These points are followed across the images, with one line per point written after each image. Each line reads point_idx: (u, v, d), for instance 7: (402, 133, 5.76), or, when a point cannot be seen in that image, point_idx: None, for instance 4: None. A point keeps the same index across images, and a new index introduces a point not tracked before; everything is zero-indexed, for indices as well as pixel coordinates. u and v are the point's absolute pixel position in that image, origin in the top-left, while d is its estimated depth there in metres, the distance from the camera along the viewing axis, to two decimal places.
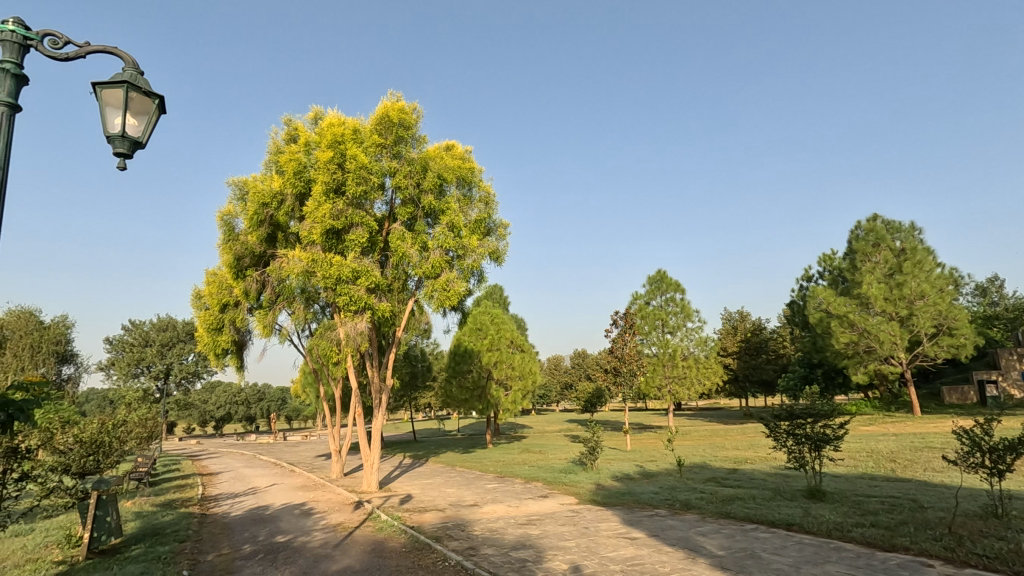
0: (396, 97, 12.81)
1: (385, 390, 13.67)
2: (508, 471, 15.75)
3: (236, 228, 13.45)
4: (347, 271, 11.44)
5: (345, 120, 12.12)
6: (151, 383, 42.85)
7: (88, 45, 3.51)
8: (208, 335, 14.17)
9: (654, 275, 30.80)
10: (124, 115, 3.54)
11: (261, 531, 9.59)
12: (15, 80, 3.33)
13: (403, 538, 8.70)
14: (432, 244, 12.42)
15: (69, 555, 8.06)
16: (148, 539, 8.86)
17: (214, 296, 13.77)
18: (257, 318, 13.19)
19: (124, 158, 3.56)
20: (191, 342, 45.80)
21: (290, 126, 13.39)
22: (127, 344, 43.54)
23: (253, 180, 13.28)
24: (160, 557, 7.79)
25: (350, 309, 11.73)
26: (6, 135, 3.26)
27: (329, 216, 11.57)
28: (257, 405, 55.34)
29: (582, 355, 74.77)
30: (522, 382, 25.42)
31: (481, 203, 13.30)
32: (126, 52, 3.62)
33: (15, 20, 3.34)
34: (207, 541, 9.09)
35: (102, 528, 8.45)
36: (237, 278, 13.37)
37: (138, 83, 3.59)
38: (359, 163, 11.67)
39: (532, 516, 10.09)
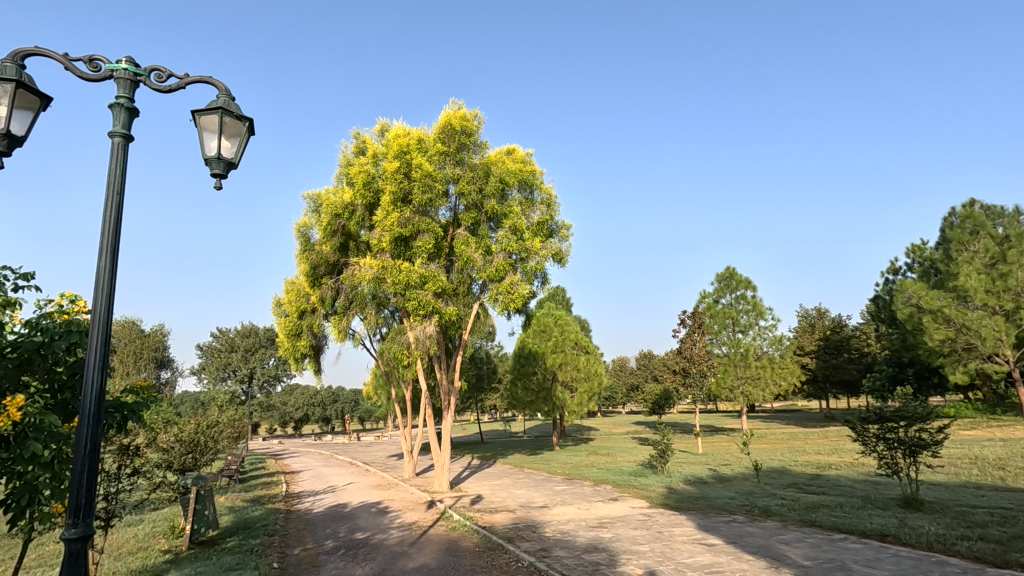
0: (457, 105, 13.09)
1: (453, 392, 13.94)
2: (576, 473, 15.66)
3: (312, 239, 14.19)
4: (415, 276, 11.80)
5: (410, 130, 12.48)
6: (236, 386, 45.89)
7: (187, 77, 3.80)
8: (289, 341, 15.02)
9: (722, 272, 29.69)
10: (219, 138, 3.80)
11: (342, 528, 10.03)
12: (127, 112, 3.67)
13: (477, 538, 8.85)
14: (496, 248, 12.55)
15: (174, 545, 8.79)
16: (241, 532, 9.49)
17: (294, 303, 14.59)
18: (332, 323, 13.83)
19: (220, 178, 3.82)
20: (271, 347, 48.70)
21: (358, 139, 13.98)
22: (215, 349, 46.97)
23: (326, 192, 13.95)
24: (252, 550, 8.33)
25: (419, 313, 12.06)
26: (122, 163, 3.61)
27: (397, 225, 12.00)
28: (333, 406, 57.87)
29: (649, 355, 73.10)
30: (588, 383, 25.18)
31: (543, 205, 13.34)
32: (220, 81, 3.90)
33: (127, 59, 3.68)
34: (293, 535, 9.61)
35: (201, 520, 9.15)
36: (313, 285, 14.05)
37: (231, 108, 3.85)
38: (424, 171, 12.01)
39: (604, 519, 9.97)
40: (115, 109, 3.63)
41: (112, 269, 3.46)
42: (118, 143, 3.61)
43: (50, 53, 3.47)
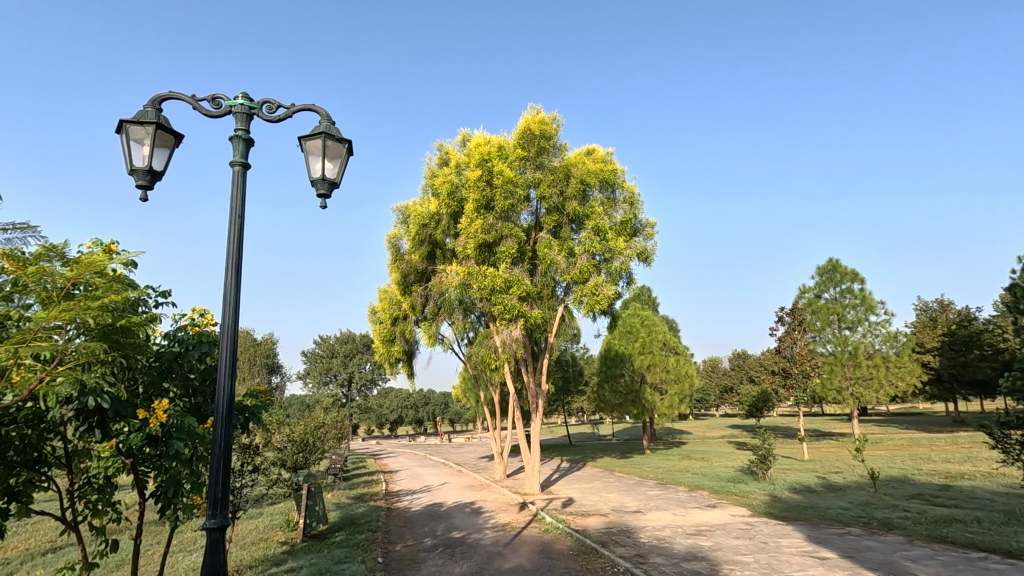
0: (535, 110, 13.19)
1: (541, 395, 14.01)
2: (670, 477, 15.16)
3: (401, 249, 14.85)
4: (500, 281, 12.02)
5: (490, 139, 12.75)
6: (337, 389, 48.92)
7: (294, 106, 4.11)
8: (384, 346, 15.81)
9: (824, 265, 27.59)
10: (322, 161, 4.08)
11: (439, 526, 10.40)
12: (244, 143, 4.05)
13: (570, 541, 8.83)
14: (579, 250, 12.49)
15: (290, 537, 9.53)
16: (348, 527, 10.12)
17: (387, 311, 15.33)
18: (423, 329, 14.38)
19: (325, 198, 4.10)
20: (367, 352, 51.39)
21: (441, 150, 14.47)
22: (318, 355, 50.40)
23: (413, 204, 14.56)
24: (359, 544, 8.85)
25: (505, 317, 12.23)
26: (241, 190, 3.99)
27: (481, 231, 12.29)
28: (425, 409, 59.98)
29: (743, 355, 69.38)
30: (679, 386, 24.30)
31: (626, 204, 13.11)
32: (321, 107, 4.18)
33: (243, 95, 4.06)
34: (395, 532, 10.10)
35: (313, 515, 9.85)
36: (404, 293, 14.68)
37: (332, 132, 4.12)
38: (506, 178, 12.21)
39: (702, 526, 9.58)
40: (234, 141, 4.02)
41: (237, 284, 3.82)
42: (238, 171, 4.00)
43: (180, 96, 3.90)
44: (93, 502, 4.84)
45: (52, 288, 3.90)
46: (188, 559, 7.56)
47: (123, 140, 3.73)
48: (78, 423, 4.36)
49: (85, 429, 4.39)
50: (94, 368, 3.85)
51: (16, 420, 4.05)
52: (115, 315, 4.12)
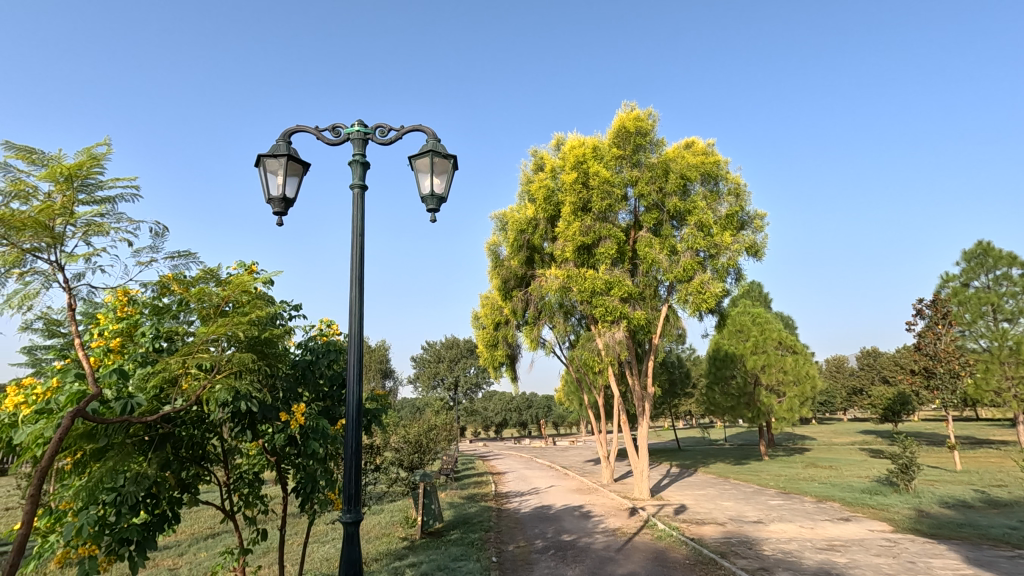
0: (630, 107, 12.94)
1: (647, 398, 13.63)
2: (793, 486, 14.08)
3: (501, 255, 15.18)
4: (600, 282, 11.91)
5: (585, 140, 12.69)
6: (445, 393, 51.03)
7: (402, 127, 4.33)
8: (488, 351, 16.22)
9: (971, 248, 24.26)
10: (431, 177, 4.27)
11: (549, 529, 10.48)
12: (361, 166, 4.38)
13: (686, 549, 8.51)
14: (682, 247, 12.05)
15: (409, 533, 10.09)
16: (462, 526, 10.50)
17: (490, 316, 15.74)
18: (525, 333, 14.55)
19: (434, 213, 4.30)
20: (471, 357, 52.94)
21: (536, 156, 14.62)
22: (426, 360, 52.89)
23: (510, 210, 14.84)
24: (473, 543, 9.15)
25: (606, 319, 12.05)
26: (360, 210, 4.32)
27: (579, 234, 12.25)
28: (528, 412, 60.57)
29: (873, 353, 62.72)
30: (799, 388, 22.52)
31: (731, 196, 12.46)
32: (428, 126, 4.38)
33: (358, 122, 4.38)
34: (506, 532, 10.32)
35: (429, 513, 10.34)
36: (505, 298, 14.95)
37: (439, 149, 4.30)
38: (602, 178, 12.07)
39: (834, 541, 8.80)
40: (353, 166, 4.36)
41: (360, 298, 4.14)
42: (357, 193, 4.33)
43: (306, 128, 4.29)
44: (246, 494, 5.45)
45: (208, 305, 4.44)
46: (322, 550, 8.25)
47: (262, 172, 4.19)
48: (233, 425, 4.94)
49: (239, 430, 4.96)
50: (245, 376, 4.33)
51: (184, 421, 4.67)
52: (260, 328, 4.62)
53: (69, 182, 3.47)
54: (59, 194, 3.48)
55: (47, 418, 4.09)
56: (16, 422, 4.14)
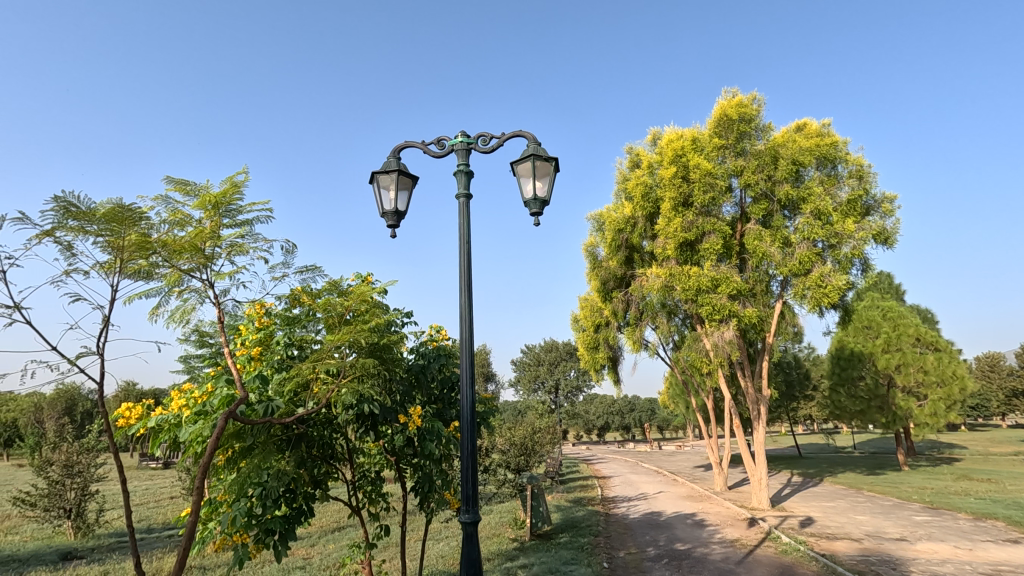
0: (732, 93, 12.26)
1: (763, 401, 12.76)
2: (942, 501, 12.48)
3: (599, 256, 14.96)
4: (706, 280, 11.35)
5: (683, 133, 12.23)
6: (545, 396, 51.25)
7: (504, 134, 4.38)
8: (588, 353, 16.03)
9: None
10: (533, 181, 4.29)
11: (661, 536, 10.12)
12: (466, 176, 4.50)
13: (816, 566, 7.83)
14: (796, 238, 11.19)
15: (519, 534, 10.22)
16: (571, 530, 10.44)
17: (590, 318, 15.56)
18: (627, 335, 14.20)
19: (538, 217, 4.28)
20: (571, 360, 52.64)
21: (632, 153, 14.30)
22: (526, 363, 53.65)
23: (607, 210, 14.62)
24: (583, 547, 9.06)
25: (714, 318, 11.45)
26: (466, 218, 4.44)
27: (681, 230, 11.77)
28: (631, 415, 59.15)
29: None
30: (943, 390, 19.97)
31: (853, 179, 11.37)
32: (528, 131, 4.41)
33: (461, 133, 4.51)
34: (616, 538, 10.11)
35: (538, 515, 10.41)
36: (605, 300, 14.69)
37: (540, 153, 4.30)
38: (704, 170, 11.52)
39: (1002, 565, 7.66)
40: (458, 176, 4.49)
41: (469, 303, 4.24)
42: (462, 203, 4.46)
43: (414, 143, 4.49)
44: (369, 492, 5.80)
45: (333, 314, 4.80)
46: (438, 548, 8.60)
47: (376, 189, 4.45)
48: (356, 426, 5.28)
49: (363, 431, 5.30)
50: (368, 381, 4.62)
51: (315, 423, 5.06)
52: (378, 334, 4.92)
53: (216, 209, 3.92)
54: (207, 220, 3.92)
55: (203, 418, 4.62)
56: (180, 422, 4.71)
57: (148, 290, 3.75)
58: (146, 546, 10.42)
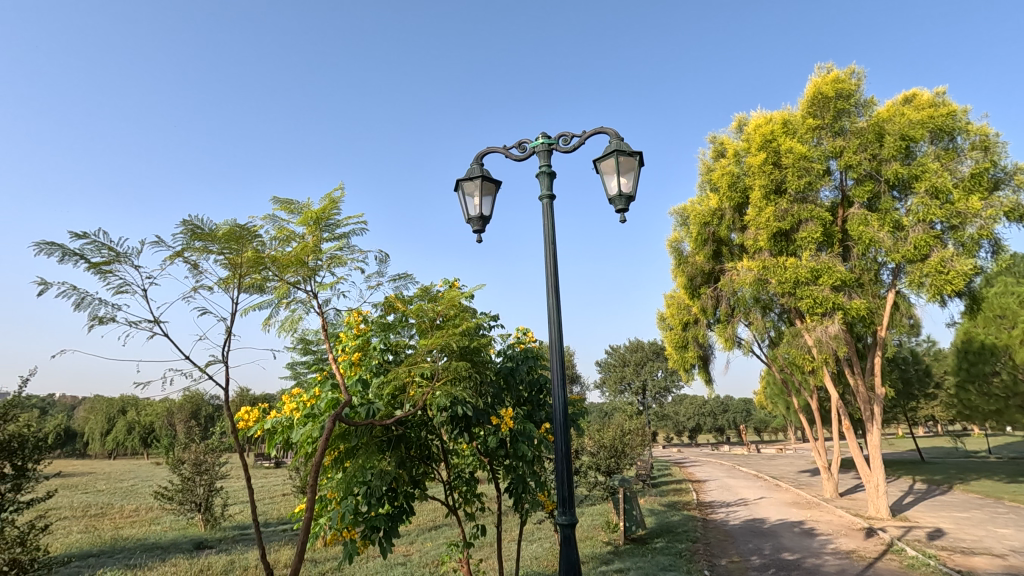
0: (826, 69, 11.42)
1: (876, 401, 11.69)
2: None
3: (684, 251, 14.43)
4: (804, 271, 10.61)
5: (772, 116, 11.55)
6: (632, 397, 50.12)
7: (585, 132, 4.31)
8: (677, 352, 15.45)
9: None
10: (617, 177, 4.20)
11: (766, 545, 9.55)
12: (549, 177, 4.48)
13: None
14: (909, 220, 10.18)
15: (613, 538, 10.07)
16: (667, 535, 10.11)
17: (677, 316, 15.03)
18: (718, 332, 13.55)
19: (623, 213, 4.19)
20: (658, 360, 51.10)
21: (715, 142, 13.71)
22: (612, 364, 52.95)
23: (691, 203, 14.10)
24: (682, 554, 8.74)
25: (815, 312, 10.67)
26: (551, 220, 4.43)
27: (774, 219, 11.09)
28: (724, 416, 56.49)
29: None
30: None
31: (976, 151, 10.18)
32: (611, 127, 4.32)
33: (542, 135, 4.52)
34: (716, 545, 9.66)
35: (631, 519, 10.19)
36: (693, 297, 14.12)
37: (623, 148, 4.20)
38: (798, 153, 10.80)
39: None
40: (541, 177, 4.49)
41: (558, 303, 4.21)
42: (546, 204, 4.45)
43: (496, 148, 4.54)
44: (464, 492, 5.95)
45: (425, 319, 4.95)
46: (531, 549, 8.67)
47: (462, 197, 4.56)
48: (451, 427, 5.42)
49: (457, 432, 5.44)
50: (461, 383, 4.72)
51: (412, 425, 5.26)
52: (468, 337, 5.02)
53: (317, 224, 4.18)
54: (310, 235, 4.19)
55: (312, 420, 4.93)
56: (292, 424, 5.09)
57: (261, 302, 4.07)
58: (265, 538, 11.33)
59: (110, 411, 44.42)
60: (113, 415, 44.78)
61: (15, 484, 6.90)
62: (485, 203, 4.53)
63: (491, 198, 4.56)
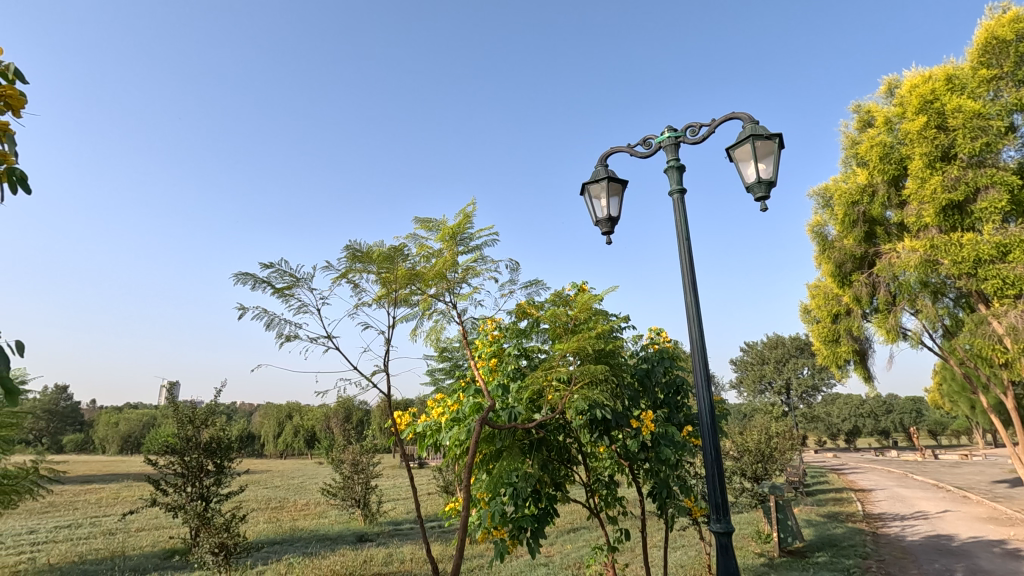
0: (1000, 10, 9.81)
1: None
2: None
3: (829, 236, 13.07)
4: (987, 248, 9.11)
5: (932, 73, 10.16)
6: (775, 397, 46.45)
7: (715, 120, 4.08)
8: (827, 347, 14.00)
9: None
10: (754, 163, 3.93)
11: (957, 566, 8.29)
12: (678, 171, 4.32)
13: None
14: None
15: (766, 549, 9.39)
16: (831, 548, 9.18)
17: (824, 308, 13.65)
18: (877, 324, 12.06)
19: (763, 201, 3.90)
20: (803, 356, 46.74)
21: (860, 111, 12.30)
22: (749, 363, 49.74)
23: (834, 182, 12.78)
24: (851, 571, 7.88)
25: (1006, 294, 9.09)
26: (683, 215, 4.26)
27: (942, 190, 9.68)
28: (888, 418, 50.06)
29: None
30: None
31: None
32: (743, 110, 4.05)
33: (668, 128, 4.37)
34: (893, 563, 8.58)
35: (787, 530, 9.42)
36: (843, 285, 12.72)
37: (759, 131, 3.93)
38: (970, 111, 9.36)
39: None
40: (670, 172, 4.34)
41: (696, 300, 4.03)
42: (677, 199, 4.29)
43: (621, 147, 4.45)
44: (606, 496, 5.89)
45: (559, 324, 5.01)
46: (676, 557, 8.36)
47: (589, 200, 4.57)
48: (590, 431, 5.42)
49: (596, 435, 5.42)
50: (598, 387, 4.69)
51: (552, 428, 5.36)
52: (602, 340, 5.00)
53: (453, 239, 4.44)
54: (447, 250, 4.46)
55: (458, 424, 5.20)
56: (440, 427, 5.43)
57: (408, 315, 4.40)
58: (417, 535, 12.14)
59: (280, 416, 50.59)
60: (283, 420, 50.94)
61: (217, 479, 8.16)
62: (613, 202, 4.48)
63: (619, 196, 4.50)
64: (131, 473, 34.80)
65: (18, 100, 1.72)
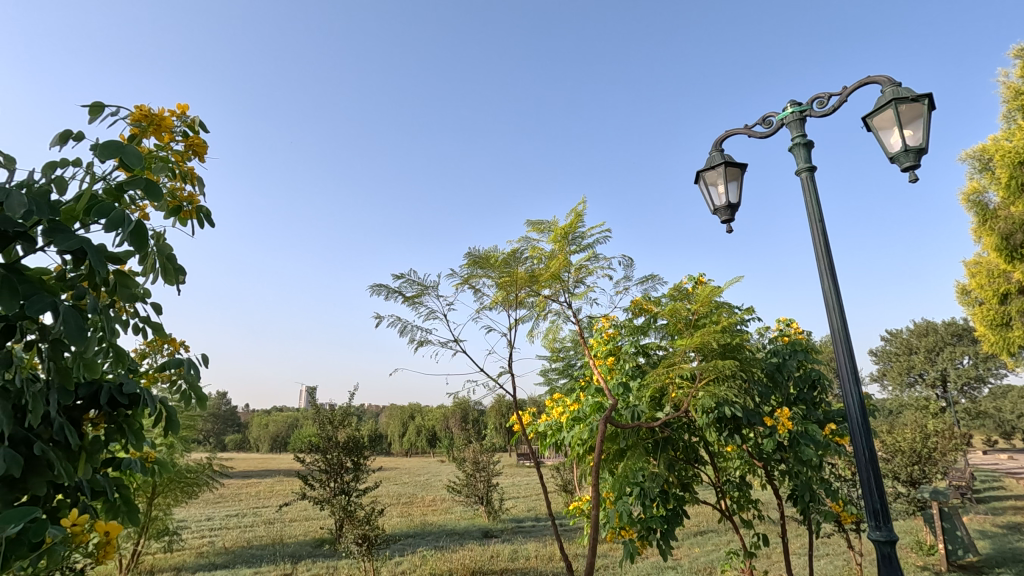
0: None
1: None
2: None
3: (990, 204, 11.36)
4: None
5: None
6: (928, 391, 41.24)
7: (848, 88, 3.68)
8: (994, 332, 12.14)
9: None
10: (900, 130, 3.51)
11: None
12: (805, 147, 3.98)
13: None
14: None
15: (931, 562, 8.36)
16: (1014, 565, 7.93)
17: (988, 287, 11.88)
18: None
19: (913, 171, 3.50)
20: (961, 344, 40.99)
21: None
22: (894, 353, 44.71)
23: (993, 141, 11.09)
24: None
25: None
26: (814, 193, 3.90)
27: None
28: None
29: None
30: None
31: None
32: (881, 73, 3.61)
33: (791, 102, 4.02)
34: None
35: (956, 541, 8.32)
36: (1012, 260, 10.97)
37: (903, 94, 3.49)
38: None
39: None
40: (796, 149, 4.00)
41: (835, 286, 3.68)
42: (806, 177, 3.95)
43: (737, 129, 4.17)
44: (738, 498, 5.55)
45: (679, 318, 4.82)
46: (822, 566, 7.69)
47: (704, 186, 4.36)
48: (719, 429, 5.16)
49: (726, 434, 5.15)
50: (725, 383, 4.46)
51: (677, 427, 5.17)
52: (726, 333, 4.75)
53: (564, 239, 4.45)
54: (559, 249, 4.48)
55: (579, 423, 5.18)
56: (561, 427, 5.46)
57: (525, 316, 4.48)
58: (541, 533, 12.33)
59: (404, 416, 54.00)
60: (406, 420, 54.23)
61: (355, 475, 8.87)
62: (730, 187, 4.24)
63: (737, 179, 4.24)
64: (284, 467, 39.24)
65: (201, 145, 2.00)
